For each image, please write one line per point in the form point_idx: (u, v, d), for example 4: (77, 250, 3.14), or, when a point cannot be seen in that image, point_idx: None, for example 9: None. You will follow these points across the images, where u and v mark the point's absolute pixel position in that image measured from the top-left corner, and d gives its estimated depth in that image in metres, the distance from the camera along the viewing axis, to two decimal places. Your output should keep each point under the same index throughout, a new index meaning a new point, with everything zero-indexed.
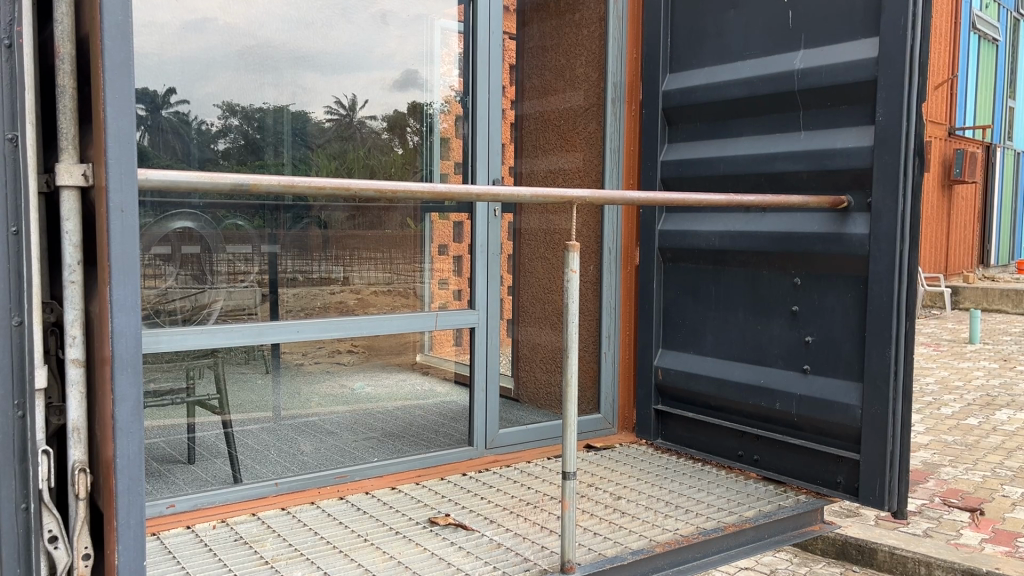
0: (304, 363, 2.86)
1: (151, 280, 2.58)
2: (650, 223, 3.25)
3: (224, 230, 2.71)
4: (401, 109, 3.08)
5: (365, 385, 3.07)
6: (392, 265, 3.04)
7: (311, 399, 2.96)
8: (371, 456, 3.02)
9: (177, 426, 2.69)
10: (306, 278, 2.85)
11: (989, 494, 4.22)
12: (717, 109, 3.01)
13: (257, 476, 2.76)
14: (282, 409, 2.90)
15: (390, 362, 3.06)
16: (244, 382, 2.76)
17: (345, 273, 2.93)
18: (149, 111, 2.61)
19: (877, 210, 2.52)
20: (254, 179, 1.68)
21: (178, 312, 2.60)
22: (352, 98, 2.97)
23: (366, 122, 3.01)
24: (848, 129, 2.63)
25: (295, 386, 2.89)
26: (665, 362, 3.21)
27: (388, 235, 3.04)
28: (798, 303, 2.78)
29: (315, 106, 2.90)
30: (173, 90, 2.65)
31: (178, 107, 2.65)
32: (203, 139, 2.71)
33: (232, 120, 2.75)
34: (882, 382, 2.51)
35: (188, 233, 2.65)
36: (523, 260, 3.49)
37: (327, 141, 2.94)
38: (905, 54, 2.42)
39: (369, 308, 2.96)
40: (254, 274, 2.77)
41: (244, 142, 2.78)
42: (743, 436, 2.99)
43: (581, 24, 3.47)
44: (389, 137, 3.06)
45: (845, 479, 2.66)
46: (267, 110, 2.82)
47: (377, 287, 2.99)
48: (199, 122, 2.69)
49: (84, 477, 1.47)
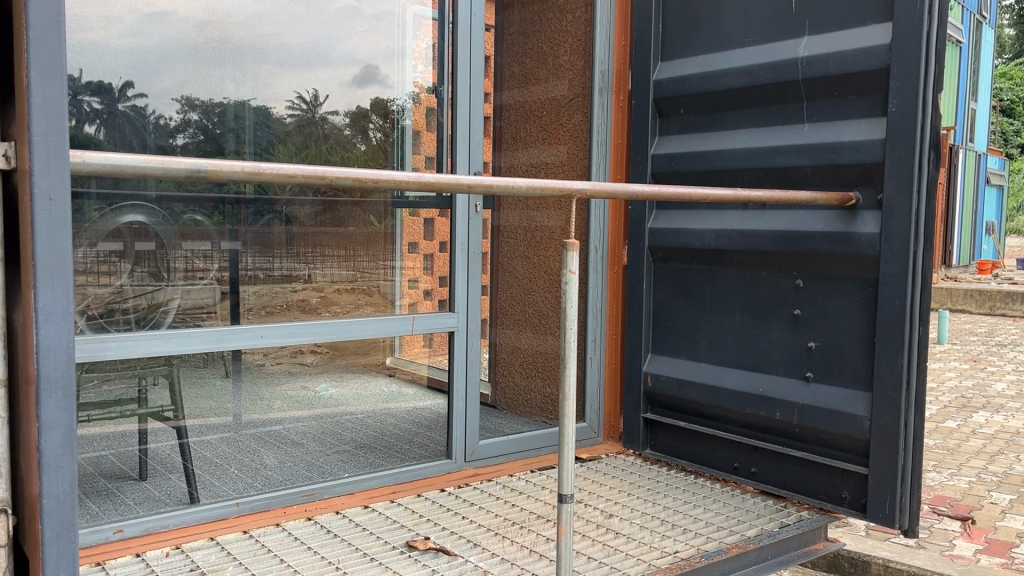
0: (265, 364, 2.60)
1: (102, 281, 2.34)
2: (640, 220, 3.07)
3: (181, 225, 2.46)
4: (364, 104, 2.83)
5: (329, 387, 2.81)
6: (356, 261, 2.80)
7: (271, 404, 2.72)
8: (342, 471, 2.79)
9: (128, 437, 2.44)
10: (266, 276, 2.62)
11: (978, 501, 4.10)
12: (713, 100, 2.83)
13: (217, 495, 2.52)
14: (242, 415, 2.66)
15: (356, 363, 2.81)
16: (200, 383, 2.50)
17: (309, 270, 2.70)
18: (104, 104, 2.36)
19: (888, 207, 2.36)
20: (215, 165, 1.44)
21: (130, 313, 2.34)
22: (314, 92, 2.73)
23: (328, 118, 2.76)
24: (856, 121, 2.47)
25: (257, 391, 2.64)
26: (656, 368, 3.03)
27: (352, 233, 2.80)
28: (801, 307, 2.61)
29: (275, 100, 2.65)
30: (130, 84, 2.40)
31: (135, 101, 2.41)
32: (161, 134, 2.47)
33: (191, 114, 2.51)
34: (892, 391, 2.35)
35: (139, 228, 2.39)
36: (501, 258, 3.30)
37: (288, 141, 2.69)
38: (922, 40, 2.25)
39: (332, 307, 2.72)
40: (214, 272, 2.53)
41: (203, 137, 2.54)
42: (739, 447, 2.81)
43: (564, 9, 3.28)
44: (351, 134, 2.82)
45: (850, 495, 2.50)
46: (228, 105, 2.57)
47: (340, 285, 2.75)
48: (156, 117, 2.45)
49: (6, 519, 1.23)
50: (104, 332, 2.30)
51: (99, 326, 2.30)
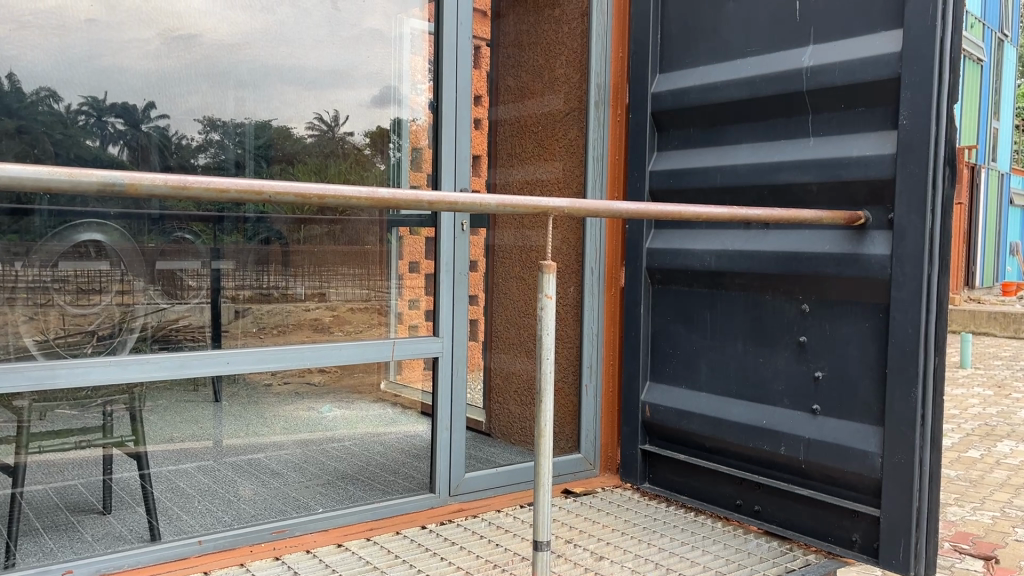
0: (274, 383, 2.50)
1: (82, 303, 2.23)
2: (637, 240, 2.92)
3: (177, 242, 2.34)
4: (384, 125, 2.67)
5: (335, 408, 2.67)
6: (370, 280, 2.66)
7: (273, 424, 2.57)
8: (317, 505, 2.63)
9: (93, 466, 2.26)
10: (281, 295, 2.51)
11: (1002, 538, 3.87)
12: (714, 113, 2.68)
13: (180, 532, 2.36)
14: (223, 439, 2.50)
15: (357, 387, 2.67)
16: (186, 408, 2.37)
17: (324, 288, 2.58)
18: (127, 126, 2.25)
19: (900, 227, 2.18)
20: (132, 178, 1.30)
21: (126, 332, 2.26)
22: (335, 113, 2.56)
23: (349, 139, 2.61)
24: (864, 134, 2.30)
25: (247, 412, 2.49)
26: (654, 398, 2.86)
27: (353, 250, 2.63)
28: (807, 333, 2.43)
29: (297, 122, 2.50)
30: (152, 104, 2.28)
31: (157, 122, 2.29)
32: (181, 156, 2.33)
33: (214, 135, 2.38)
34: (905, 426, 2.16)
35: (142, 246, 2.29)
36: (495, 279, 3.10)
37: (305, 158, 2.53)
38: (935, 47, 2.09)
39: (344, 327, 2.62)
40: (207, 290, 2.40)
41: (224, 161, 2.40)
42: (741, 484, 2.63)
43: (561, 20, 3.11)
44: (371, 155, 2.66)
45: (861, 538, 2.31)
46: (250, 127, 2.43)
47: (354, 304, 2.63)
48: (178, 138, 2.32)
49: None
50: (117, 354, 2.24)
51: (109, 346, 2.23)
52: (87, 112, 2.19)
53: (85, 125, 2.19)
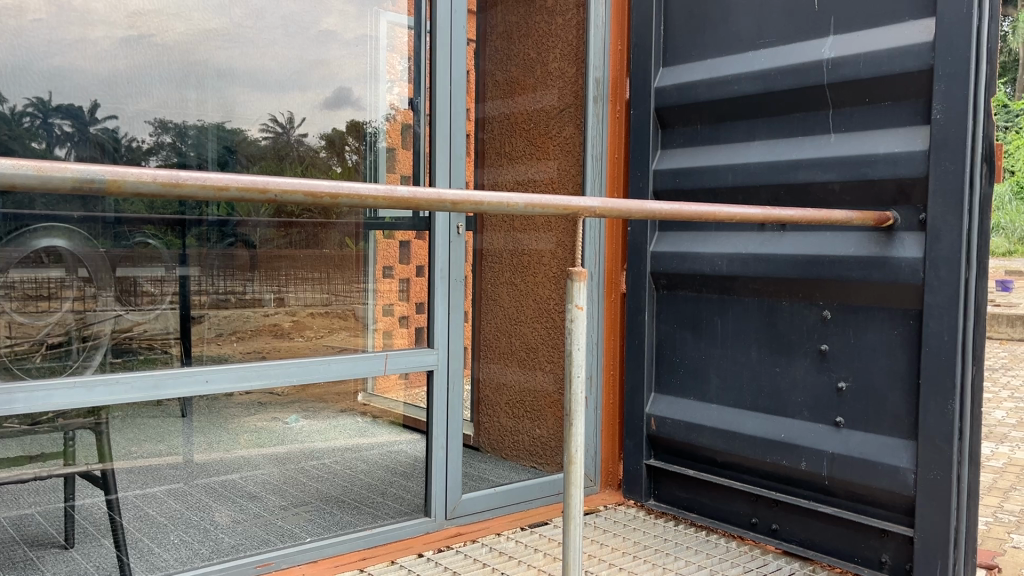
0: (234, 394, 2.23)
1: (32, 311, 1.97)
2: (640, 242, 2.77)
3: (129, 248, 2.09)
4: (339, 128, 2.43)
5: (301, 419, 2.41)
6: (330, 285, 2.42)
7: (238, 437, 2.30)
8: (304, 534, 2.42)
9: (53, 493, 2.03)
10: (237, 301, 2.26)
11: (999, 545, 3.78)
12: (724, 109, 2.53)
13: (152, 569, 2.16)
14: (194, 453, 2.24)
15: (342, 404, 2.47)
16: (149, 427, 2.12)
17: (278, 293, 2.32)
18: (76, 128, 2.02)
19: (933, 228, 2.05)
20: (114, 173, 1.08)
21: (78, 346, 2.02)
22: (289, 115, 2.33)
23: (303, 141, 2.37)
24: (891, 130, 2.16)
25: (213, 430, 2.24)
26: (660, 411, 2.71)
27: (326, 256, 2.41)
28: (828, 341, 2.29)
29: (247, 124, 2.27)
30: (97, 105, 2.05)
31: (105, 123, 2.06)
32: (131, 160, 2.11)
33: (164, 137, 2.15)
34: (942, 441, 2.03)
35: (99, 251, 2.04)
36: (484, 285, 2.89)
37: (263, 163, 2.30)
38: (972, 37, 1.96)
39: (304, 332, 2.37)
40: (169, 298, 2.15)
41: (179, 166, 2.18)
42: (757, 501, 2.48)
43: (553, 10, 2.94)
44: (326, 157, 2.41)
45: (890, 559, 2.18)
46: (203, 129, 2.20)
47: (314, 309, 2.39)
48: (127, 141, 2.09)
49: None
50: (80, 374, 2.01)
51: (63, 359, 1.99)
52: (32, 113, 1.97)
53: (29, 127, 1.97)
